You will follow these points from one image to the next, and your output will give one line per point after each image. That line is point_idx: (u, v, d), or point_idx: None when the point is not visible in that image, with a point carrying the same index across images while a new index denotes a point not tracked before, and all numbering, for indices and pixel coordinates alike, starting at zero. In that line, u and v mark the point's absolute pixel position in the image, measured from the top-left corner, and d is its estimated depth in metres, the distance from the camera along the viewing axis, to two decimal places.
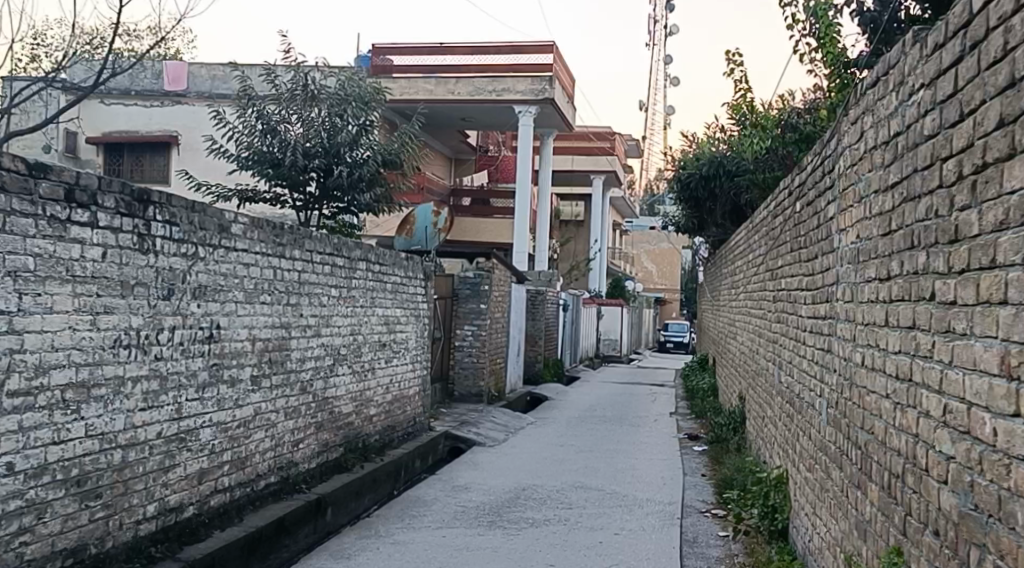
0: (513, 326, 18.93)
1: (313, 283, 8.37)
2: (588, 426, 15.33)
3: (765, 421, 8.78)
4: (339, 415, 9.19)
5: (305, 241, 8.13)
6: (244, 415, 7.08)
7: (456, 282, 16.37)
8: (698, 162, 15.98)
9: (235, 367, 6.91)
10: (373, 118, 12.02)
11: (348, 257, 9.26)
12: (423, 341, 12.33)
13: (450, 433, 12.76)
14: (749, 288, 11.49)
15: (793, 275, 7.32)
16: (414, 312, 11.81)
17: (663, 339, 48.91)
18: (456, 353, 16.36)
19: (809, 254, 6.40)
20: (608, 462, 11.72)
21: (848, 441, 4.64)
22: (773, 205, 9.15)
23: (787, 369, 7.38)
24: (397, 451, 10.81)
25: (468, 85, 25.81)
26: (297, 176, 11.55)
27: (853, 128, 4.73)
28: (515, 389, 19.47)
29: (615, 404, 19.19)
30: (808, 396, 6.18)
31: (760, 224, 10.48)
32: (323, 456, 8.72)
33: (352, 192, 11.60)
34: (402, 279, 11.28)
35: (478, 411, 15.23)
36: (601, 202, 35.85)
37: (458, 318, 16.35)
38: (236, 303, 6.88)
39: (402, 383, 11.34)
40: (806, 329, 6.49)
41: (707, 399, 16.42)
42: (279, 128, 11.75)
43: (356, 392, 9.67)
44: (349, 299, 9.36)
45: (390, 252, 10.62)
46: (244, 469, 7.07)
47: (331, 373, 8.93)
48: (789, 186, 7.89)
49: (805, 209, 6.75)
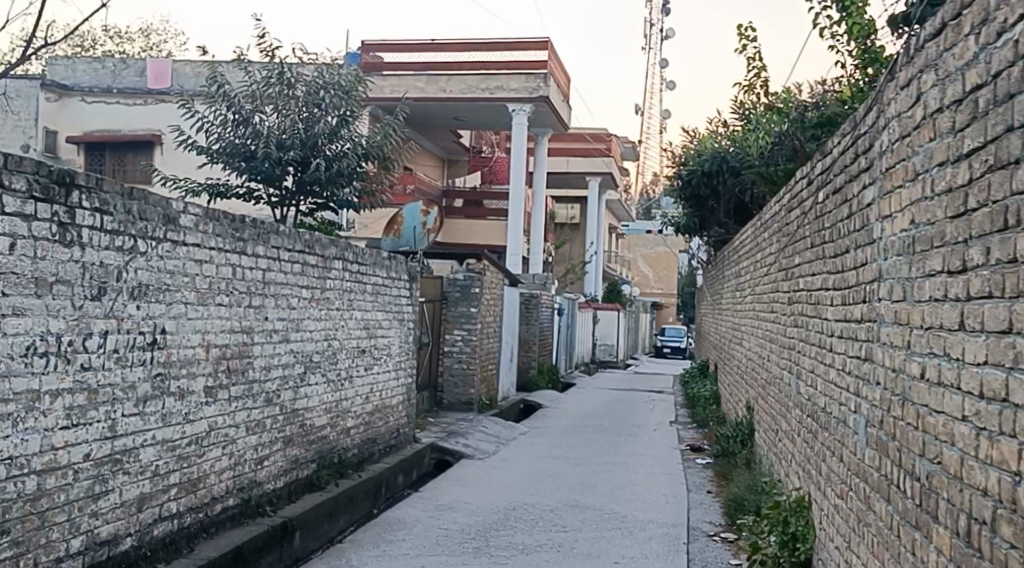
0: (505, 331, 18.12)
1: (281, 283, 7.57)
2: (583, 436, 14.53)
3: (780, 435, 7.98)
4: (312, 428, 8.38)
5: (271, 236, 7.33)
6: (197, 431, 6.27)
7: (446, 284, 15.58)
8: (700, 158, 15.22)
9: (185, 377, 6.10)
10: (355, 109, 11.18)
11: (322, 255, 8.48)
12: (408, 346, 11.54)
13: (437, 445, 11.96)
14: (757, 289, 10.70)
15: (814, 273, 6.53)
16: (397, 315, 11.00)
17: (660, 344, 48.14)
18: (445, 360, 15.55)
19: (837, 249, 5.61)
20: (605, 476, 10.92)
21: (901, 469, 3.84)
22: (787, 200, 8.37)
23: (807, 380, 6.61)
24: (378, 466, 9.99)
25: (460, 83, 25.02)
26: (272, 170, 10.74)
27: (904, 94, 3.94)
28: (508, 396, 18.65)
29: (613, 412, 18.40)
30: (837, 412, 5.41)
31: (771, 221, 9.68)
32: (291, 474, 7.90)
33: (331, 187, 10.78)
34: (384, 279, 10.48)
35: (468, 420, 14.42)
36: (598, 203, 35.09)
37: (448, 322, 15.55)
38: (186, 303, 6.07)
39: (384, 393, 10.53)
40: (833, 334, 5.70)
41: (710, 407, 15.65)
42: (253, 119, 10.94)
43: (331, 403, 8.87)
44: (324, 302, 8.56)
45: (370, 251, 9.83)
46: (197, 492, 6.26)
47: (302, 382, 8.13)
48: (807, 176, 7.11)
49: (830, 197, 5.98)
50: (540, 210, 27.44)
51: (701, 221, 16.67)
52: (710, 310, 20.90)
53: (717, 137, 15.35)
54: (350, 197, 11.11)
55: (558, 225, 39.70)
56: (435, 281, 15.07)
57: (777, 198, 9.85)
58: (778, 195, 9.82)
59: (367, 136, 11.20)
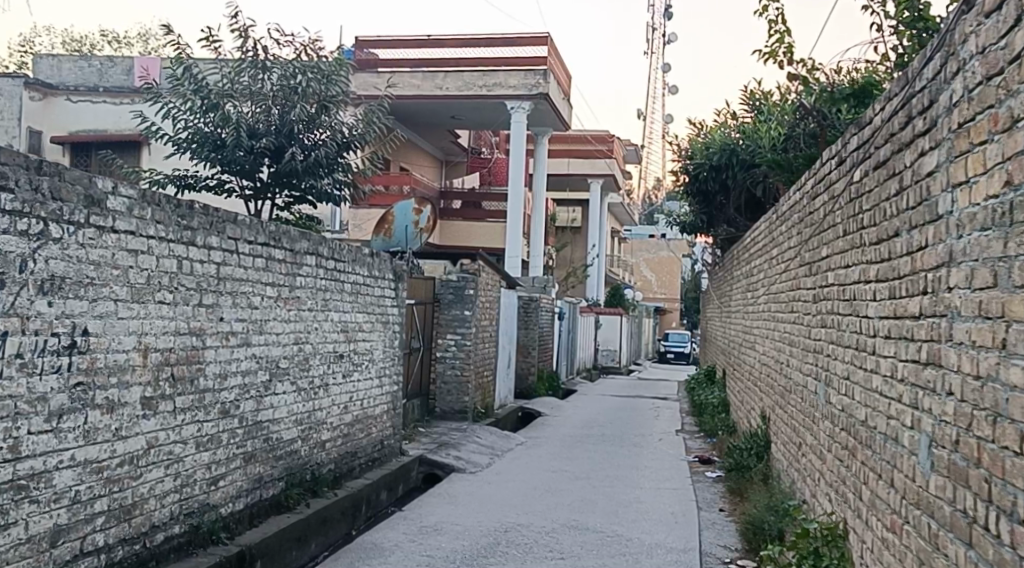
0: (502, 335, 17.22)
1: (241, 277, 6.69)
2: (584, 447, 13.64)
3: (804, 451, 7.08)
4: (279, 441, 7.49)
5: (227, 226, 6.46)
6: (132, 450, 5.39)
7: (439, 285, 14.69)
8: (708, 151, 14.32)
9: (115, 387, 5.21)
10: (337, 96, 10.30)
11: (292, 249, 7.62)
12: (395, 352, 10.66)
13: (425, 457, 11.06)
14: (773, 288, 9.81)
15: (849, 264, 5.65)
16: (381, 318, 10.13)
17: (663, 350, 47.26)
18: (438, 366, 14.68)
19: (883, 233, 4.74)
20: (607, 493, 10.03)
21: (994, 506, 2.95)
22: (808, 189, 7.54)
23: (840, 388, 5.74)
24: (358, 483, 9.10)
25: (457, 79, 24.15)
26: (245, 160, 9.84)
27: (996, 21, 3.04)
28: (506, 404, 17.75)
29: (615, 421, 17.53)
30: (884, 427, 4.52)
31: (789, 212, 8.80)
32: (253, 494, 7.00)
33: (308, 178, 9.89)
34: (366, 278, 9.60)
35: (461, 430, 13.54)
36: (600, 205, 34.28)
37: (441, 326, 14.68)
38: (116, 301, 5.19)
39: (366, 402, 9.65)
40: (876, 333, 4.82)
41: (719, 416, 14.78)
42: (223, 104, 9.97)
43: (303, 414, 7.98)
44: (293, 300, 7.70)
45: (348, 246, 8.95)
46: (132, 521, 5.37)
47: (267, 389, 7.25)
48: (836, 155, 6.27)
49: (869, 174, 5.13)
50: (541, 211, 26.59)
51: (710, 219, 15.78)
52: (711, 310, 22.75)
53: (727, 128, 14.47)
54: (330, 190, 10.21)
55: (558, 229, 38.85)
56: (428, 282, 14.20)
57: (795, 187, 8.99)
58: (797, 184, 8.96)
59: (348, 124, 10.34)
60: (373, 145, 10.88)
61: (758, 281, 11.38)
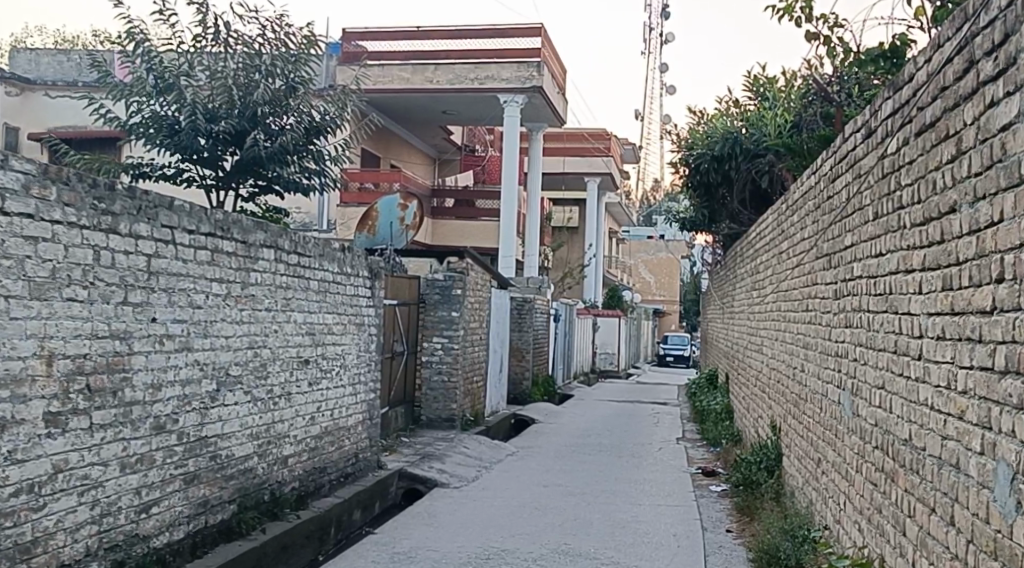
0: (493, 338, 16.35)
1: (179, 271, 5.83)
2: (579, 457, 12.78)
3: (826, 469, 6.22)
4: (230, 457, 6.61)
5: (160, 212, 5.60)
6: (33, 474, 4.53)
7: (424, 285, 13.83)
8: (710, 139, 13.48)
9: (7, 401, 4.34)
10: (303, 76, 9.44)
11: (245, 241, 6.77)
12: (371, 357, 9.78)
13: (405, 471, 10.18)
14: (783, 285, 8.96)
15: (883, 252, 4.78)
16: (355, 320, 9.28)
17: (663, 353, 46.39)
18: (423, 371, 13.82)
19: (934, 211, 3.88)
20: (601, 510, 9.16)
21: None
22: (826, 170, 6.70)
23: (872, 398, 4.90)
24: (326, 502, 8.21)
25: (448, 73, 23.33)
26: (201, 148, 8.98)
27: None
28: (498, 411, 16.87)
29: (613, 428, 16.66)
30: (938, 451, 3.66)
31: (801, 201, 7.95)
32: (196, 521, 6.12)
33: (273, 166, 9.01)
34: (336, 276, 8.74)
35: (447, 440, 12.68)
36: (597, 205, 33.42)
37: (427, 328, 13.81)
38: (8, 300, 4.32)
39: (336, 412, 8.78)
40: (925, 336, 3.96)
41: (722, 424, 13.95)
42: (179, 84, 9.09)
43: (260, 426, 7.11)
44: (246, 299, 6.84)
45: (313, 240, 8.10)
46: (31, 562, 4.50)
47: (215, 400, 6.37)
48: (863, 127, 5.43)
49: (912, 142, 4.27)
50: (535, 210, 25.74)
51: (712, 215, 14.96)
52: (711, 310, 22.32)
53: (730, 117, 13.65)
54: (300, 179, 9.34)
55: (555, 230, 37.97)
56: (413, 281, 13.37)
57: (806, 173, 8.15)
58: (808, 169, 8.12)
59: (318, 107, 9.49)
60: (344, 131, 10.02)
61: (765, 279, 10.53)
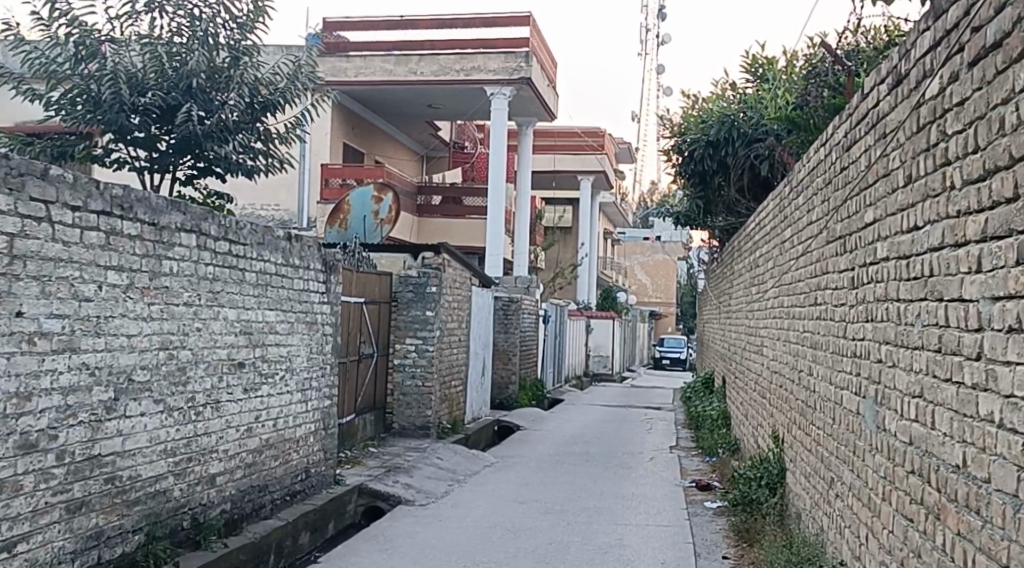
0: (475, 340, 15.33)
1: (57, 256, 4.80)
2: (563, 469, 11.76)
3: (841, 492, 5.19)
4: (135, 479, 5.58)
5: (27, 182, 4.58)
6: None
7: (397, 283, 12.80)
8: (704, 124, 12.45)
9: None
10: (246, 44, 8.42)
11: (154, 223, 5.73)
12: (325, 360, 8.75)
13: (366, 486, 9.15)
14: (786, 278, 7.94)
15: (920, 225, 3.76)
16: (304, 318, 8.25)
17: (658, 356, 45.36)
18: (395, 376, 12.79)
19: (1004, 159, 2.85)
20: (581, 533, 8.12)
21: None
22: (838, 138, 5.71)
23: (904, 411, 3.89)
24: (266, 525, 7.18)
25: (432, 63, 22.16)
26: (133, 127, 7.92)
27: None
28: (479, 417, 15.85)
29: (603, 435, 15.64)
30: (1015, 489, 2.64)
31: (807, 182, 6.95)
32: (86, 558, 5.08)
33: (210, 145, 8.00)
34: (279, 268, 7.71)
35: (418, 450, 11.66)
36: (590, 204, 32.40)
37: (399, 329, 12.79)
38: None
39: (279, 422, 7.74)
40: (988, 328, 2.94)
41: (719, 432, 12.95)
42: (104, 52, 8.04)
43: (177, 441, 6.08)
44: (156, 291, 5.79)
45: (248, 224, 7.07)
46: None
47: (112, 411, 5.33)
48: (890, 76, 4.42)
49: (965, 74, 3.25)
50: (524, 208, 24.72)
51: (707, 208, 13.92)
52: (711, 313, 19.70)
53: (726, 100, 12.61)
54: (244, 160, 8.36)
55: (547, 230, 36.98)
56: (384, 278, 12.36)
57: (811, 148, 7.15)
58: (812, 144, 7.12)
59: (264, 79, 8.50)
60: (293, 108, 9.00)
61: (765, 272, 9.52)
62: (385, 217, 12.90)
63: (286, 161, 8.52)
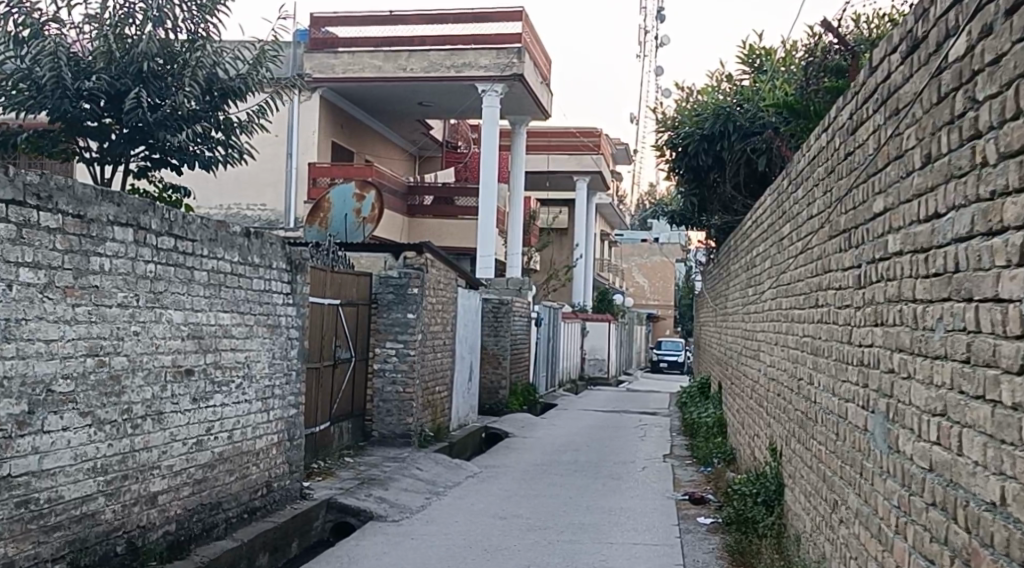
0: (461, 344, 14.74)
1: None
2: (550, 480, 11.16)
3: (845, 519, 4.61)
4: (55, 501, 4.99)
5: None
6: None
7: (377, 284, 12.19)
8: (699, 117, 11.85)
9: None
10: (204, 28, 7.83)
11: (78, 215, 5.14)
12: (289, 366, 8.15)
13: (335, 501, 8.56)
14: (784, 279, 7.35)
15: (942, 212, 3.17)
16: (266, 321, 7.66)
17: (656, 359, 44.76)
18: (374, 381, 12.20)
19: None
20: (564, 553, 7.52)
21: None
22: (842, 121, 5.12)
23: (921, 433, 3.31)
24: (217, 547, 6.58)
25: (422, 60, 21.37)
26: (83, 115, 7.38)
27: None
28: (466, 424, 15.26)
29: (595, 442, 15.05)
30: None
31: (807, 173, 6.35)
32: None
33: (164, 134, 7.48)
34: (236, 266, 7.12)
35: (398, 459, 11.06)
36: (586, 204, 31.80)
37: (379, 332, 12.19)
38: None
39: (236, 434, 7.15)
40: None
41: (715, 441, 12.36)
42: (48, 32, 7.42)
43: (110, 458, 5.48)
44: (82, 291, 5.20)
45: (197, 219, 6.48)
46: None
47: (25, 427, 4.74)
48: (904, 42, 3.82)
49: (1001, 25, 2.66)
50: (517, 208, 24.15)
51: (703, 205, 13.28)
52: (707, 315, 19.09)
53: (723, 93, 11.97)
54: (201, 151, 7.86)
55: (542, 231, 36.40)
56: (363, 278, 11.77)
57: (809, 139, 6.56)
58: (811, 135, 6.53)
59: (223, 65, 7.97)
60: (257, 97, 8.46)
61: (762, 273, 8.93)
62: (367, 217, 13.06)
63: (245, 153, 8.01)
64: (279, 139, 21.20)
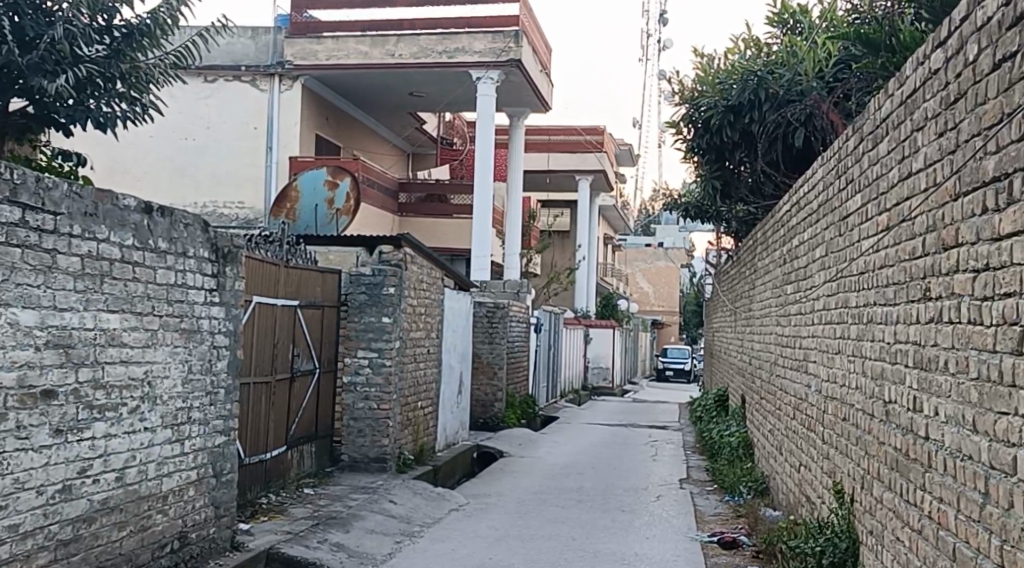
0: (448, 352, 12.97)
1: None
2: (549, 515, 9.37)
3: None
4: None
5: None
6: None
7: (347, 284, 10.41)
8: (723, 84, 10.17)
9: None
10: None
11: None
12: (213, 384, 6.39)
13: (277, 551, 6.81)
14: (852, 270, 5.61)
15: None
16: (178, 326, 5.91)
17: (661, 367, 42.92)
18: (344, 396, 10.45)
19: None
20: None
21: None
22: (987, 18, 3.35)
23: None
24: None
25: (411, 44, 19.20)
26: None
27: None
28: (454, 442, 13.51)
29: (601, 463, 13.28)
30: None
31: (898, 127, 4.59)
32: None
33: (40, 76, 6.75)
34: (129, 251, 5.36)
35: (367, 489, 9.29)
36: (589, 204, 29.94)
37: (350, 339, 10.43)
38: None
39: (128, 473, 5.39)
40: None
41: (742, 466, 10.60)
42: None
43: None
44: None
45: (61, 186, 4.72)
46: None
47: None
48: None
49: None
50: (516, 207, 22.37)
51: (724, 191, 11.56)
52: (723, 318, 17.36)
53: (755, 62, 10.10)
54: (95, 106, 7.19)
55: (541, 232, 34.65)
56: (329, 276, 10.01)
57: (894, 77, 4.80)
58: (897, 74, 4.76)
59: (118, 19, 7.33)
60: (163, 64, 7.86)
61: (812, 265, 7.17)
62: (342, 206, 11.39)
63: None
64: (258, 131, 19.13)
